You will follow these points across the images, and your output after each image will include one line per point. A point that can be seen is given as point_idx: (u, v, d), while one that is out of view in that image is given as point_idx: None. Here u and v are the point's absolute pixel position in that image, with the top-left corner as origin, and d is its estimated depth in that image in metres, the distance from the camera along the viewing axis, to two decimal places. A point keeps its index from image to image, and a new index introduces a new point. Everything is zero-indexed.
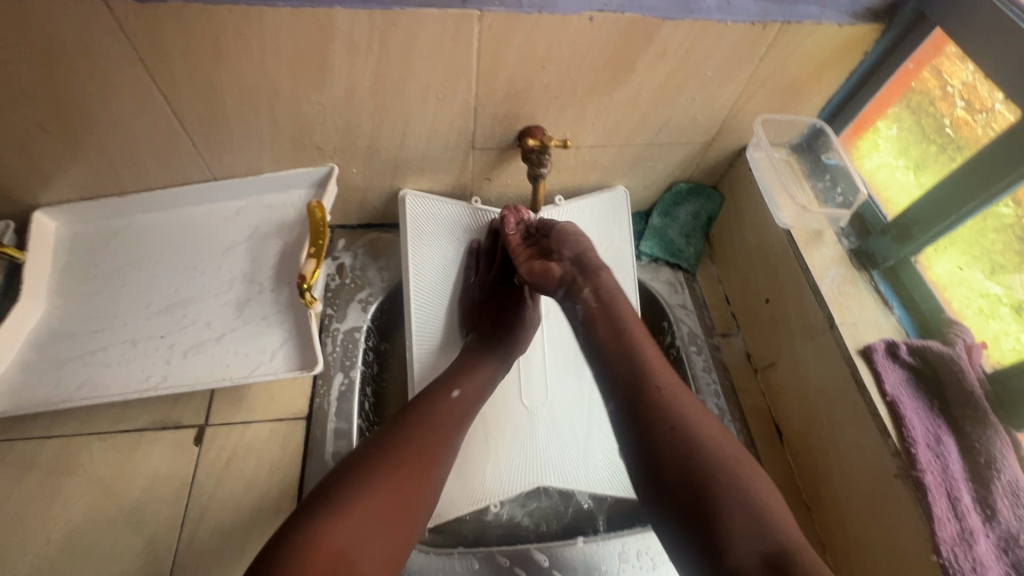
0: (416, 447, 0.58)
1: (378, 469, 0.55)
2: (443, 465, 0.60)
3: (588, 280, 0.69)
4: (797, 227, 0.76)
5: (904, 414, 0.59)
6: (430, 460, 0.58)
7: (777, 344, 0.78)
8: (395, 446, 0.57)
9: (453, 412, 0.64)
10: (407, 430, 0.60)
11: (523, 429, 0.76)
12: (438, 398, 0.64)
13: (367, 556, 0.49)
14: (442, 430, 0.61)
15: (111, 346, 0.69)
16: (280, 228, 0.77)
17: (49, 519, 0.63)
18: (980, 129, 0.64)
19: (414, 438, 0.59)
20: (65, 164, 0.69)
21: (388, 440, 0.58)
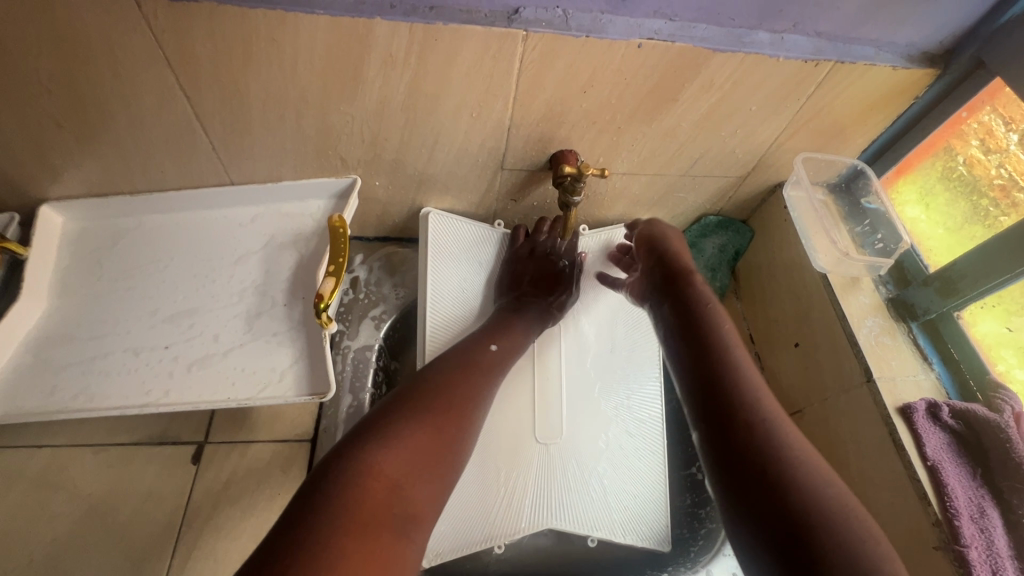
0: (459, 391, 0.58)
1: (425, 405, 0.54)
2: (483, 407, 0.60)
3: (680, 284, 0.65)
4: (834, 272, 0.73)
5: (946, 482, 0.56)
6: (473, 404, 0.58)
7: (805, 392, 0.75)
8: (439, 387, 0.57)
9: (488, 362, 0.65)
10: (449, 375, 0.60)
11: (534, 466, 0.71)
12: (476, 351, 0.66)
13: (419, 490, 0.48)
14: (482, 380, 0.62)
15: (112, 354, 0.65)
16: (296, 239, 0.74)
17: (33, 537, 0.59)
18: (1000, 179, 0.66)
19: (457, 383, 0.59)
20: (76, 159, 0.66)
21: (430, 381, 0.58)
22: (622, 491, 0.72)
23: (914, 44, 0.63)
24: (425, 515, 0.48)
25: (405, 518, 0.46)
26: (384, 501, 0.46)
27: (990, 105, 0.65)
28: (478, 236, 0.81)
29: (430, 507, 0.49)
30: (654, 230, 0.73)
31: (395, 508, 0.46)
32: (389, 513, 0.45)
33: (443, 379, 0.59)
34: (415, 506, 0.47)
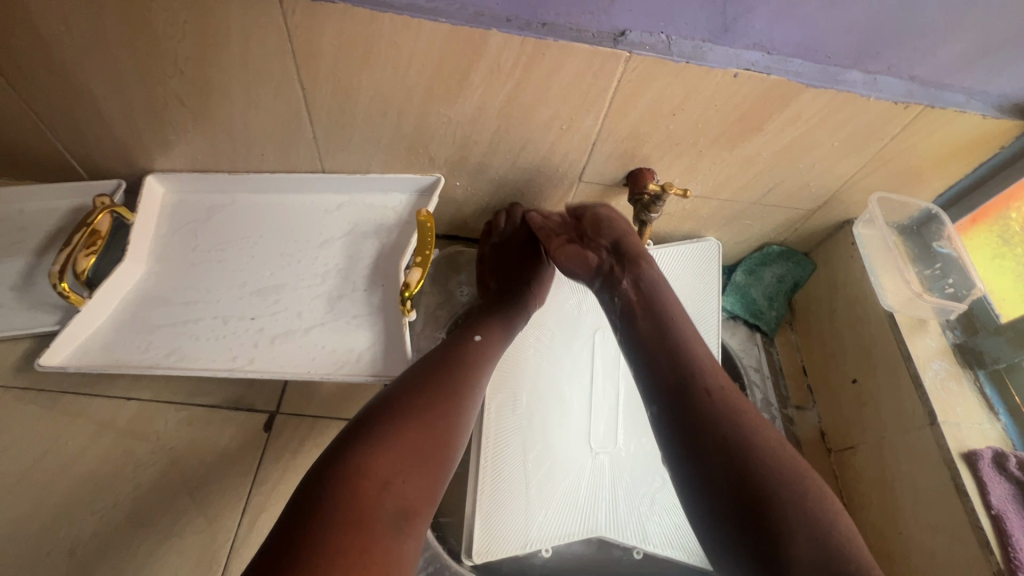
0: (451, 388, 0.57)
1: (420, 404, 0.54)
2: (475, 403, 0.59)
3: (628, 270, 0.67)
4: (902, 312, 0.73)
5: (1012, 532, 0.56)
6: (466, 399, 0.58)
7: (860, 429, 0.75)
8: (431, 384, 0.56)
9: (481, 353, 0.64)
10: (443, 370, 0.59)
11: (583, 476, 0.72)
12: (460, 344, 0.64)
13: (411, 483, 0.48)
14: (470, 373, 0.60)
15: (202, 320, 0.69)
16: (377, 230, 0.78)
17: (118, 482, 0.63)
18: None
19: (451, 378, 0.58)
20: (189, 135, 0.71)
21: (422, 378, 0.57)
22: (671, 509, 0.72)
23: (1006, 95, 0.64)
24: (419, 510, 0.48)
25: (402, 513, 0.47)
26: (375, 502, 0.46)
27: None
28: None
29: (429, 497, 0.49)
30: (597, 214, 0.72)
31: (389, 509, 0.46)
32: (379, 511, 0.45)
33: (433, 373, 0.58)
34: (406, 502, 0.47)
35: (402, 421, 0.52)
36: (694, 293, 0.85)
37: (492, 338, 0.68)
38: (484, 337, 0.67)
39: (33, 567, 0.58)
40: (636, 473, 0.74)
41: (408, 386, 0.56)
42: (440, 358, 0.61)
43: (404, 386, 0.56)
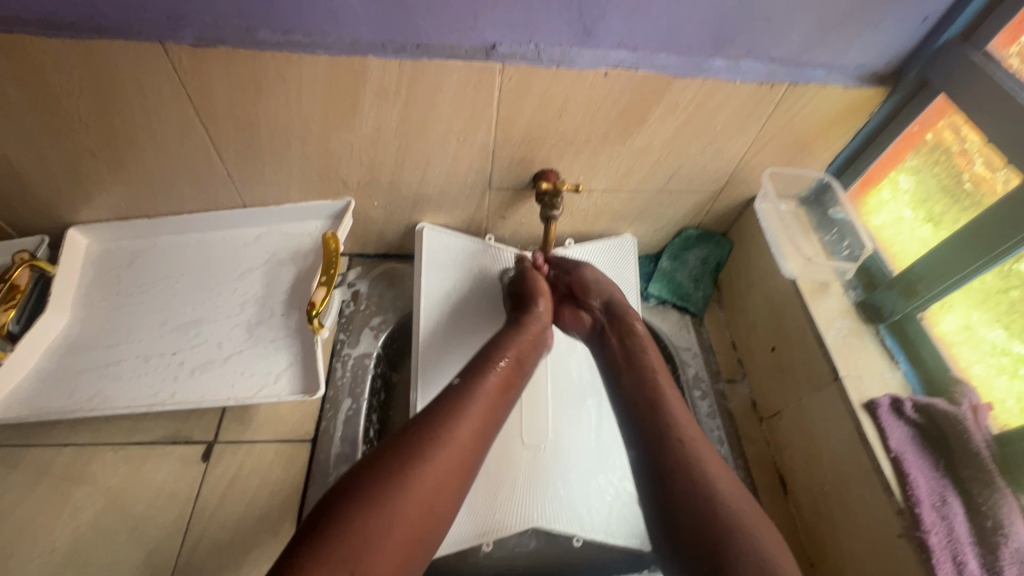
0: (416, 499, 0.49)
1: (383, 519, 0.46)
2: (451, 511, 0.52)
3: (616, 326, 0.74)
4: (804, 278, 0.77)
5: (909, 472, 0.59)
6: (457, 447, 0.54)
7: (783, 393, 0.78)
8: (392, 488, 0.48)
9: (461, 437, 0.55)
10: (407, 470, 0.50)
11: (518, 475, 0.75)
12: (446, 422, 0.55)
13: None
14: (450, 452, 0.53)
15: (124, 360, 0.71)
16: (295, 255, 0.81)
17: (57, 525, 0.64)
18: (999, 186, 0.63)
19: (408, 483, 0.49)
20: (107, 184, 0.74)
21: (388, 486, 0.48)
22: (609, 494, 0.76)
23: (863, 66, 0.69)
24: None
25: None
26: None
27: (985, 128, 0.63)
28: (468, 251, 0.87)
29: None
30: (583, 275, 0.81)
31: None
32: None
33: (398, 470, 0.50)
34: None
35: (359, 529, 0.45)
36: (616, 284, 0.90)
37: (469, 444, 0.55)
38: (463, 425, 0.56)
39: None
40: (571, 459, 0.78)
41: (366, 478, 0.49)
42: (422, 441, 0.53)
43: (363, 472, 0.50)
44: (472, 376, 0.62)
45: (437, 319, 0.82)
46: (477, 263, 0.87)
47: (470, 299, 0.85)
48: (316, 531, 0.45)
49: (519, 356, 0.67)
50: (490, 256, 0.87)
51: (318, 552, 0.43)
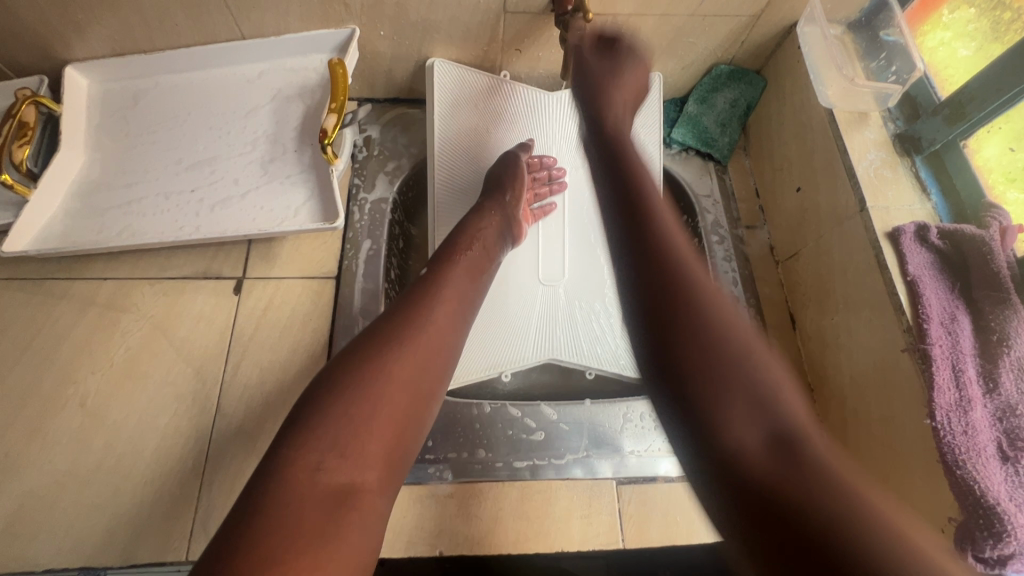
0: (398, 382, 0.48)
1: (366, 402, 0.46)
2: (439, 387, 0.52)
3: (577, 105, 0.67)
4: (842, 106, 0.72)
5: (922, 292, 0.59)
6: (437, 338, 0.52)
7: (804, 234, 0.77)
8: (370, 372, 0.47)
9: (436, 318, 0.53)
10: (384, 355, 0.49)
11: (534, 313, 0.79)
12: (420, 313, 0.53)
13: (347, 466, 0.43)
14: (430, 340, 0.51)
15: (145, 197, 0.72)
16: (302, 92, 0.77)
17: (111, 346, 0.69)
18: None
19: (386, 368, 0.48)
20: (96, 14, 0.69)
21: (372, 365, 0.48)
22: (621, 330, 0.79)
23: None
24: (366, 484, 0.43)
25: (337, 496, 0.42)
26: (307, 488, 0.41)
27: None
28: (485, 85, 0.81)
29: (379, 492, 0.44)
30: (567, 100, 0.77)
31: (321, 498, 0.41)
32: (310, 494, 0.41)
33: (376, 352, 0.49)
34: (348, 479, 0.43)
35: (347, 412, 0.45)
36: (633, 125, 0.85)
37: (445, 323, 0.54)
38: (437, 306, 0.54)
39: (44, 424, 0.64)
40: (588, 300, 0.80)
41: (339, 370, 0.48)
42: (397, 325, 0.51)
43: (334, 367, 0.48)
44: (444, 263, 0.60)
45: (449, 161, 0.80)
46: (494, 101, 0.82)
47: (485, 138, 0.83)
48: (301, 417, 0.45)
49: (485, 243, 0.66)
50: (506, 93, 0.82)
51: (304, 440, 0.43)
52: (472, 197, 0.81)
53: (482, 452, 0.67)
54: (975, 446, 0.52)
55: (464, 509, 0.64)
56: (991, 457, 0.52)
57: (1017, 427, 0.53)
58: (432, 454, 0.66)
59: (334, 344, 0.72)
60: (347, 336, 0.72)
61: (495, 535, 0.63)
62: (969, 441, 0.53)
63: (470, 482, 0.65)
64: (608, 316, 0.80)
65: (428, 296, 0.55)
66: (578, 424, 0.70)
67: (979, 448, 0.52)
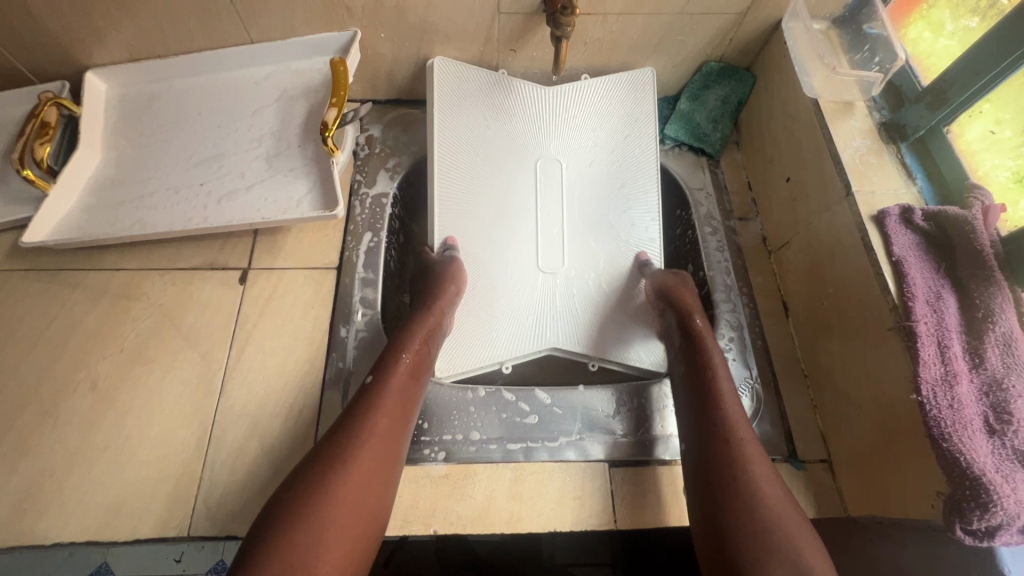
0: (341, 518, 0.51)
1: (308, 538, 0.49)
2: (385, 507, 0.56)
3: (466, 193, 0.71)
4: (827, 96, 0.73)
5: (907, 272, 0.60)
6: (366, 496, 0.54)
7: (794, 223, 0.78)
8: (300, 512, 0.50)
9: (376, 434, 0.57)
10: (325, 487, 0.52)
11: (540, 308, 0.80)
12: (337, 463, 0.54)
13: None
14: (359, 498, 0.53)
15: (158, 192, 0.76)
16: (306, 91, 0.81)
17: (121, 332, 0.72)
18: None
19: (330, 499, 0.51)
20: (114, 20, 0.73)
21: (294, 532, 0.49)
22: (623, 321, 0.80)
23: None
24: None
25: None
26: None
27: None
28: (490, 80, 0.84)
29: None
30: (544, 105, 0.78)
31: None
32: None
33: (302, 510, 0.50)
34: None
35: (286, 553, 0.48)
36: (627, 119, 0.87)
37: (371, 473, 0.55)
38: (375, 422, 0.58)
39: (57, 406, 0.67)
40: (588, 288, 0.82)
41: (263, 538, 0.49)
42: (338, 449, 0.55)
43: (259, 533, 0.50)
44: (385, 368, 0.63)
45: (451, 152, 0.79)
46: (493, 96, 0.84)
47: (486, 131, 0.84)
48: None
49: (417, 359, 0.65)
50: (504, 87, 0.84)
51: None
52: (474, 186, 0.82)
53: (476, 434, 0.69)
54: (962, 419, 0.53)
55: (459, 489, 0.65)
56: (977, 431, 0.52)
57: (1004, 401, 0.53)
58: (427, 436, 0.68)
59: (334, 331, 0.74)
60: (347, 324, 0.75)
61: (489, 515, 0.64)
62: (956, 414, 0.53)
63: (464, 464, 0.67)
64: (610, 302, 0.81)
65: (352, 436, 0.56)
66: (572, 407, 0.71)
67: (965, 421, 0.53)
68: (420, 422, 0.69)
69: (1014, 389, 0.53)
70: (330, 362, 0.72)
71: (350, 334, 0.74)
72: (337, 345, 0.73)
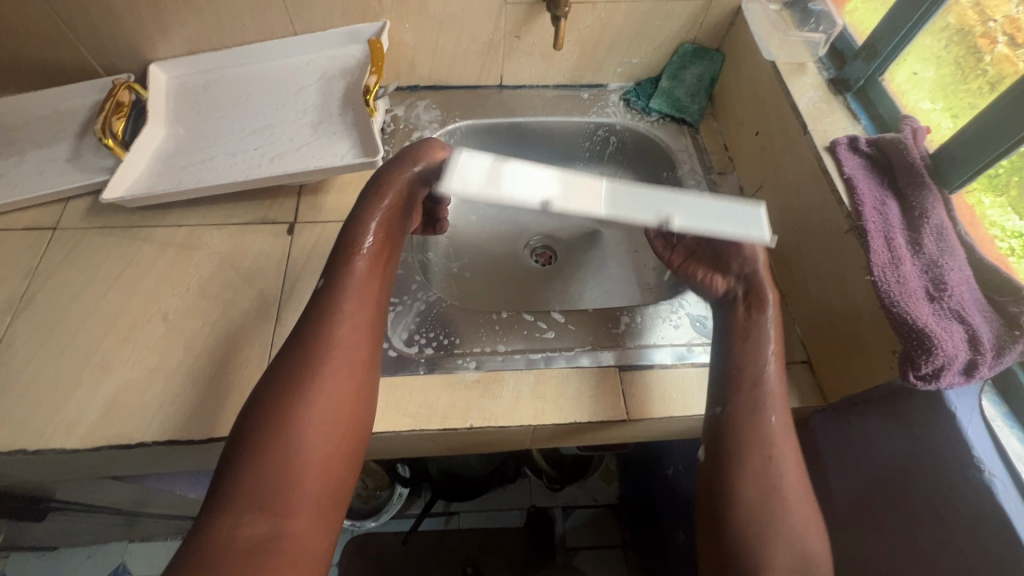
0: (313, 432, 0.59)
1: (279, 458, 0.57)
2: (361, 420, 0.64)
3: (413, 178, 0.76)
4: (783, 59, 0.88)
5: (857, 185, 0.72)
6: (338, 415, 0.62)
7: (764, 169, 0.91)
8: (275, 427, 0.58)
9: (336, 366, 0.63)
10: (288, 415, 0.59)
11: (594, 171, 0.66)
12: (297, 385, 0.61)
13: (265, 522, 0.54)
14: (331, 418, 0.61)
15: (216, 157, 0.88)
16: (342, 73, 0.94)
17: (186, 275, 0.82)
18: None
19: (295, 427, 0.59)
20: (182, 13, 0.87)
21: (267, 442, 0.58)
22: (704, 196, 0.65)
23: None
24: (296, 526, 0.55)
25: (259, 545, 0.53)
26: (226, 543, 0.53)
27: None
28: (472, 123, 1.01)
29: (310, 533, 0.56)
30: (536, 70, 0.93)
31: (241, 553, 0.52)
32: (234, 546, 0.53)
33: (274, 426, 0.58)
34: (274, 530, 0.54)
35: (261, 476, 0.56)
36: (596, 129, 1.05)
37: (331, 394, 0.62)
38: (330, 340, 0.64)
39: (133, 334, 0.76)
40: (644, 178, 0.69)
41: (244, 448, 0.58)
42: (295, 376, 0.62)
43: (241, 442, 0.58)
44: (337, 274, 0.69)
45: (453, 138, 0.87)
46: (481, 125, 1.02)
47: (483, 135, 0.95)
48: (217, 493, 0.56)
49: (372, 260, 0.71)
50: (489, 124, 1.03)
51: (226, 509, 0.54)
52: None
53: (502, 347, 0.79)
54: (907, 290, 0.64)
55: (489, 391, 0.75)
56: (920, 298, 0.63)
57: (940, 274, 0.64)
58: (459, 349, 0.78)
59: None
60: None
61: (517, 411, 0.73)
62: (902, 286, 0.64)
63: (493, 371, 0.76)
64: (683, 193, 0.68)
65: (315, 356, 0.63)
66: (584, 325, 0.82)
67: (910, 292, 0.64)
68: (452, 339, 0.79)
69: (947, 265, 0.64)
70: None
71: None
72: None
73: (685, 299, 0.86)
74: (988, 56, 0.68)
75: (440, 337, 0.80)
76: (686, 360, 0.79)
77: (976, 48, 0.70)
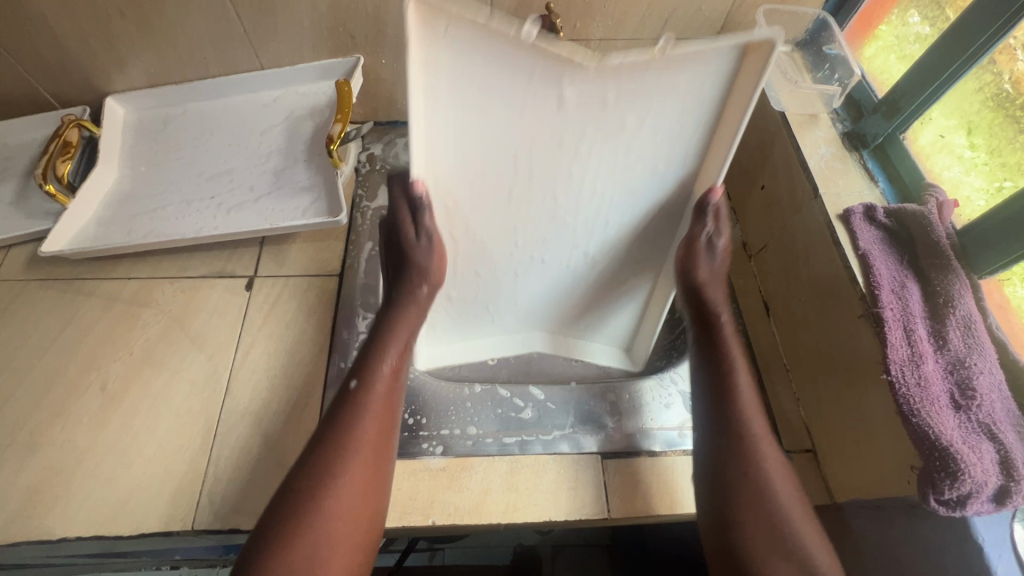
0: (342, 515, 0.54)
1: (314, 539, 0.52)
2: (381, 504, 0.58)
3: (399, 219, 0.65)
4: (793, 109, 0.80)
5: (873, 263, 0.64)
6: (364, 497, 0.56)
7: (770, 228, 0.82)
8: (304, 511, 0.53)
9: (364, 440, 0.58)
10: (319, 492, 0.54)
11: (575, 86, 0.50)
12: (330, 463, 0.56)
13: None
14: (359, 497, 0.56)
15: (171, 205, 0.81)
16: (312, 113, 0.87)
17: (132, 336, 0.75)
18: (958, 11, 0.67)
19: (327, 507, 0.54)
20: (135, 47, 0.79)
21: (295, 520, 0.53)
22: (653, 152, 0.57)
23: None
24: None
25: None
26: None
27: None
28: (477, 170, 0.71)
29: None
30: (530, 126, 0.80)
31: None
32: None
33: (303, 506, 0.54)
34: None
35: (291, 563, 0.51)
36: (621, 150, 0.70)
37: (361, 473, 0.57)
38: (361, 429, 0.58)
39: (66, 407, 0.69)
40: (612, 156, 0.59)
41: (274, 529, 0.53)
42: (326, 455, 0.57)
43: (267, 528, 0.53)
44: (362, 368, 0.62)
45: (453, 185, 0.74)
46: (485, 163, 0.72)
47: None
48: None
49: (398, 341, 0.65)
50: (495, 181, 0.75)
51: None
52: None
53: (473, 429, 0.72)
54: (929, 396, 0.56)
55: (456, 481, 0.67)
56: (944, 406, 0.55)
57: (967, 377, 0.56)
58: (425, 431, 0.71)
59: (337, 334, 0.76)
60: (350, 327, 0.76)
61: (486, 506, 0.66)
62: (924, 391, 0.56)
63: (461, 457, 0.69)
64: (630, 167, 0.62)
65: (341, 433, 0.58)
66: (564, 403, 0.75)
67: (932, 398, 0.56)
68: (418, 418, 0.72)
69: (975, 367, 0.56)
70: (332, 363, 0.74)
71: (353, 336, 0.75)
72: (341, 347, 0.75)
73: (677, 373, 0.78)
74: (1009, 77, 0.63)
75: (405, 416, 0.72)
76: (677, 447, 0.71)
77: (1003, 84, 0.64)
